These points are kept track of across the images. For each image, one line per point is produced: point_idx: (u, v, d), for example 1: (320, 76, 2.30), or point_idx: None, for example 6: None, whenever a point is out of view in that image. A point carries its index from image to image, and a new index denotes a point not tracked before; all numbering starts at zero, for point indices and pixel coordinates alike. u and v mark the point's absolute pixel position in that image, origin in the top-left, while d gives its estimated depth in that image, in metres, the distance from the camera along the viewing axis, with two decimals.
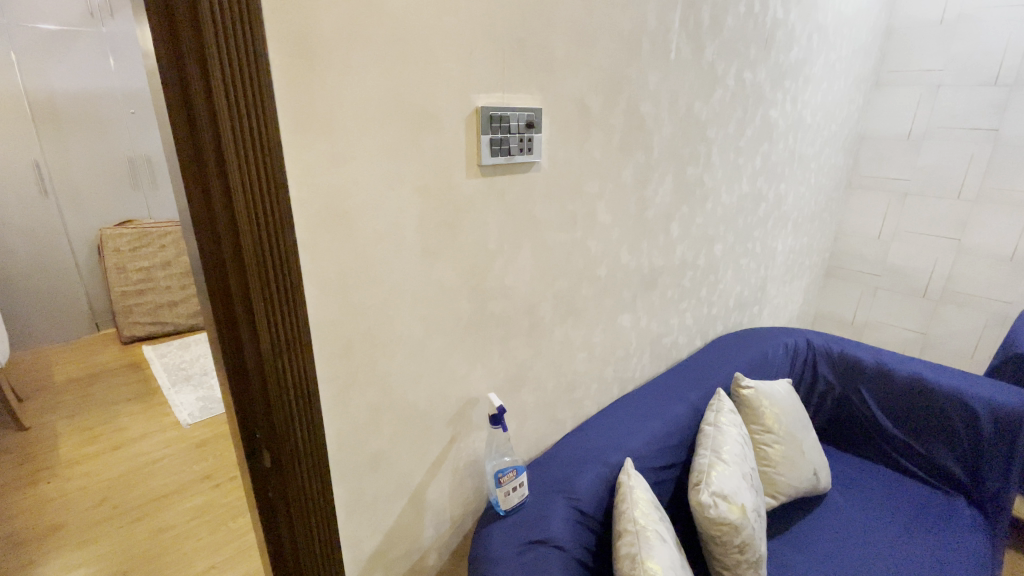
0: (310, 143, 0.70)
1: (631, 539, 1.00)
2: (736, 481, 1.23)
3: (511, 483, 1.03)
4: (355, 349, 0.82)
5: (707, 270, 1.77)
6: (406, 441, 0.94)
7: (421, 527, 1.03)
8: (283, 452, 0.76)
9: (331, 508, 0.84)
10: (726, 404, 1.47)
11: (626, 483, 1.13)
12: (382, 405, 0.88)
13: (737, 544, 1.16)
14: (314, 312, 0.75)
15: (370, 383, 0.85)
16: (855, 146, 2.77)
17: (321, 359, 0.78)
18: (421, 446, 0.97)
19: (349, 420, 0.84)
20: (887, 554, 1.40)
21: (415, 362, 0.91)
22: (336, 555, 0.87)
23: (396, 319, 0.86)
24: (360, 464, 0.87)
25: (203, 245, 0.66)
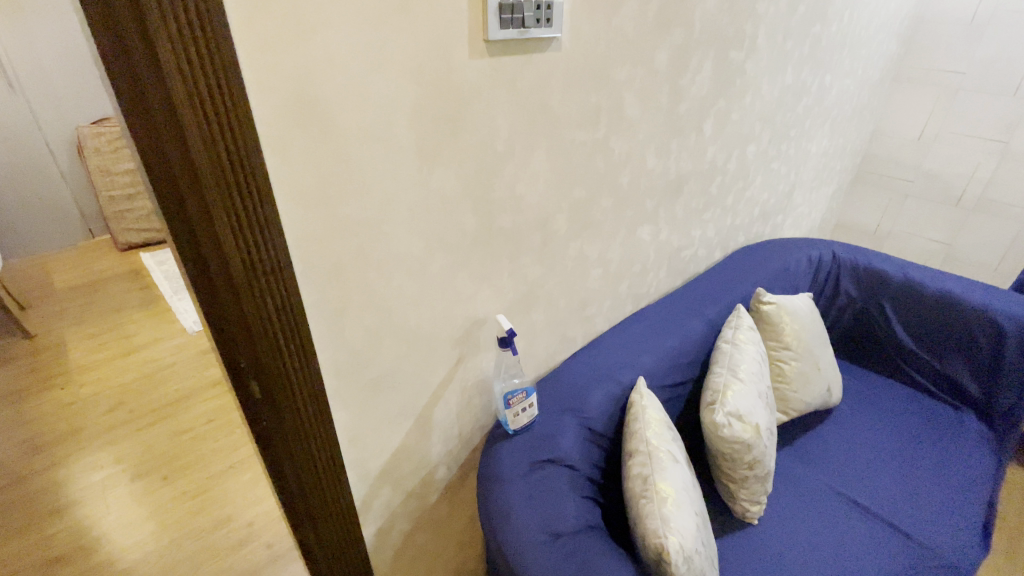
0: (263, 7, 0.53)
1: (643, 460, 0.97)
2: (753, 400, 1.18)
3: (520, 405, 0.98)
4: (346, 270, 0.72)
5: (735, 176, 1.60)
6: (411, 364, 0.87)
7: (429, 445, 1.00)
8: (273, 381, 0.69)
9: (330, 434, 0.79)
10: (745, 321, 1.39)
11: (639, 403, 1.09)
12: (381, 329, 0.80)
13: (747, 461, 1.15)
14: (291, 225, 0.64)
15: (369, 305, 0.77)
16: (911, 31, 2.42)
17: (306, 282, 0.68)
18: (427, 368, 0.91)
19: (345, 347, 0.76)
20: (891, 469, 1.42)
21: (416, 281, 0.81)
22: (341, 476, 0.85)
23: (392, 235, 0.75)
24: (361, 390, 0.82)
25: (135, 136, 0.52)
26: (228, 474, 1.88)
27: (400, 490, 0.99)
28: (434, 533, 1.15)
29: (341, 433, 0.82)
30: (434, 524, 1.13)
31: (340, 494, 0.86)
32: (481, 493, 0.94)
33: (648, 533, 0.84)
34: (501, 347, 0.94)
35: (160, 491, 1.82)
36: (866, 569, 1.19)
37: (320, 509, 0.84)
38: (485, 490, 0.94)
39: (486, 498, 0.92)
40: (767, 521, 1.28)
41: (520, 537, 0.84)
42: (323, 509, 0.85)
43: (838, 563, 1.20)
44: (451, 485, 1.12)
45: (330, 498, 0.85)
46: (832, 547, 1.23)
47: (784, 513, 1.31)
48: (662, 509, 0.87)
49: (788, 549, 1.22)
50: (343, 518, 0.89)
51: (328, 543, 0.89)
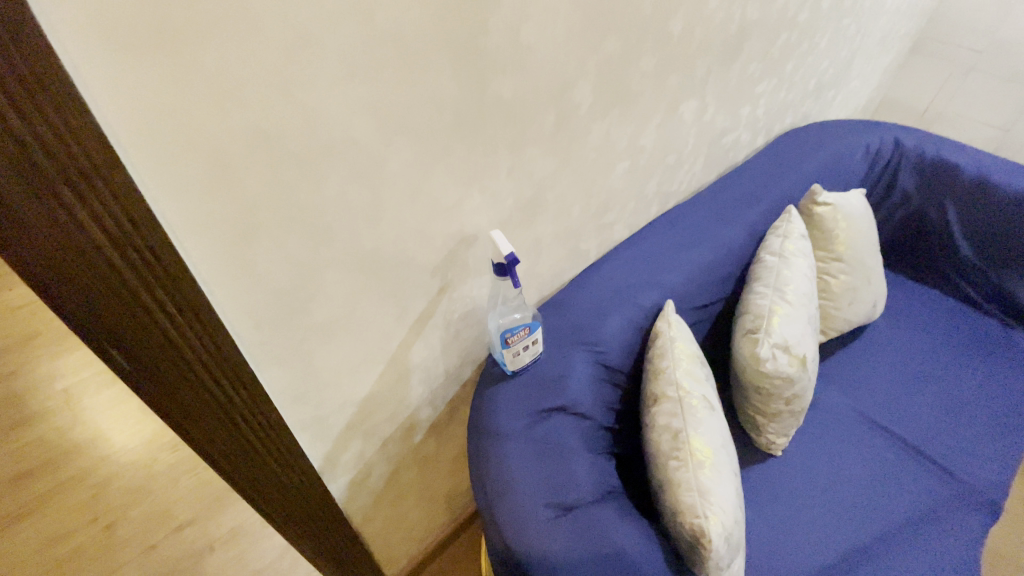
0: None
1: (672, 409, 0.78)
2: (802, 327, 0.98)
3: (520, 344, 0.76)
4: (240, 168, 0.45)
5: (803, 34, 1.23)
6: (371, 302, 0.63)
7: (408, 389, 0.81)
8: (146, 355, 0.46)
9: (259, 404, 0.58)
10: (796, 228, 1.14)
11: (666, 336, 0.88)
12: (317, 258, 0.55)
13: (785, 396, 0.98)
14: (109, 93, 0.36)
15: (289, 222, 0.51)
16: None
17: (166, 191, 0.42)
18: (396, 305, 0.67)
19: (263, 284, 0.52)
20: (929, 391, 1.29)
21: (366, 187, 0.54)
22: (289, 445, 0.65)
23: (317, 111, 0.47)
24: (300, 339, 0.59)
25: None
26: None
27: (373, 438, 0.82)
28: (419, 470, 1.01)
29: (279, 394, 0.61)
30: (421, 461, 0.99)
31: (295, 462, 0.68)
32: (474, 449, 0.76)
33: (681, 506, 0.68)
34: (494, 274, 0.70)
35: (132, 399, 1.69)
36: (896, 504, 1.09)
37: (267, 483, 0.66)
38: (477, 447, 0.75)
39: (478, 456, 0.74)
40: (792, 450, 1.16)
41: (522, 510, 0.67)
42: (273, 481, 0.67)
43: (866, 497, 1.10)
44: (438, 423, 0.96)
45: (280, 470, 0.67)
46: (862, 480, 1.12)
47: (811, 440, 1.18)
48: (697, 476, 0.69)
49: (814, 483, 1.11)
50: (304, 483, 0.72)
51: (288, 508, 0.73)
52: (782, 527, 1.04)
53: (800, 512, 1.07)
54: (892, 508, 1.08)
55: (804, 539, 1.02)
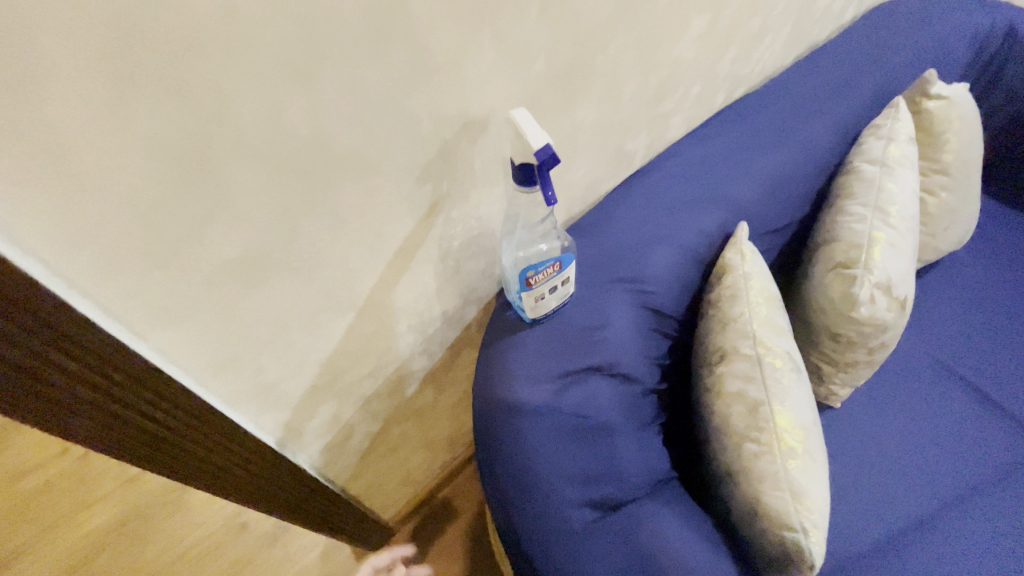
0: None
1: (747, 372, 0.58)
2: (907, 262, 0.75)
3: (546, 287, 0.55)
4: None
5: None
6: (321, 220, 0.41)
7: (396, 336, 0.60)
8: None
9: (128, 370, 0.37)
10: (903, 128, 0.86)
11: (738, 273, 0.66)
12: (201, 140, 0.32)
13: (870, 346, 0.77)
14: None
15: (122, 67, 0.27)
16: None
17: None
18: (364, 225, 0.44)
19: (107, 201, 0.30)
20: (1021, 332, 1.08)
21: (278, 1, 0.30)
22: (211, 422, 0.46)
23: None
24: (207, 283, 0.37)
25: None
26: None
27: (351, 398, 0.63)
28: (414, 423, 0.84)
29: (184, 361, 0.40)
30: (416, 412, 0.82)
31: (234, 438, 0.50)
32: (479, 420, 0.56)
33: (765, 507, 0.50)
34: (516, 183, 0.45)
35: None
36: (974, 462, 0.92)
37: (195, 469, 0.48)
38: (484, 418, 0.55)
39: (486, 431, 0.55)
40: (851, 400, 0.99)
41: (547, 509, 0.49)
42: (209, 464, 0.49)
43: (937, 457, 0.92)
44: (437, 371, 0.77)
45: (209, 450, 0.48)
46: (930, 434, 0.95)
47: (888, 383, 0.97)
48: (786, 468, 0.51)
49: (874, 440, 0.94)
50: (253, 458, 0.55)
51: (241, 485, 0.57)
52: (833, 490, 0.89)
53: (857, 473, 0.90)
54: (966, 471, 0.91)
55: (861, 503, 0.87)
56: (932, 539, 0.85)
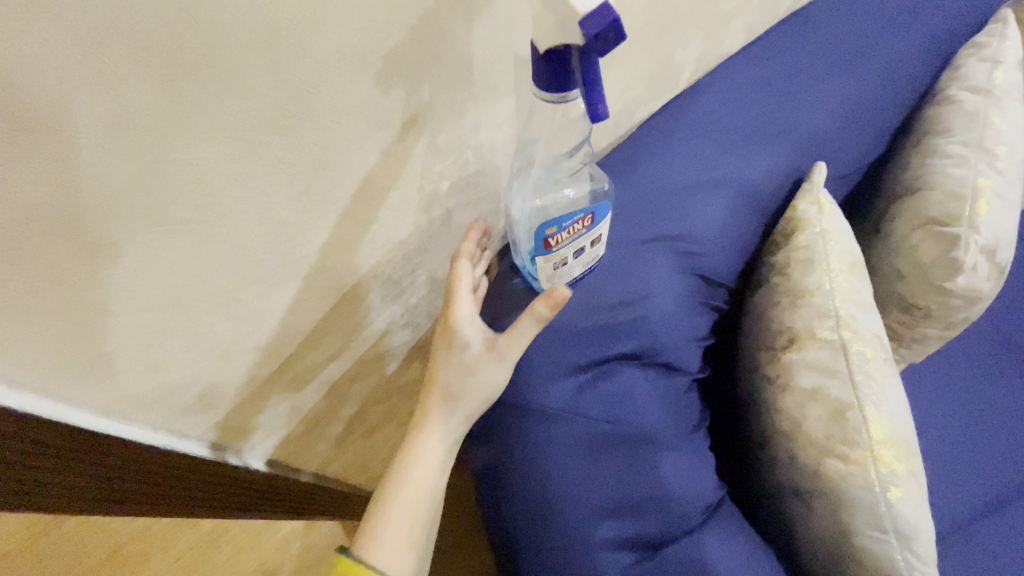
0: None
1: (828, 364, 0.44)
2: (1014, 218, 0.59)
3: (570, 251, 0.41)
4: None
5: None
6: (223, 138, 0.25)
7: (368, 307, 0.46)
8: None
9: None
10: (1010, 49, 0.69)
11: (814, 229, 0.50)
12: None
13: (950, 321, 0.63)
14: None
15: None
16: None
17: None
18: (306, 151, 0.29)
19: None
20: None
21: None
22: (72, 450, 0.30)
23: None
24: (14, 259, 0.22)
25: None
26: None
27: (313, 386, 0.49)
28: (395, 403, 0.71)
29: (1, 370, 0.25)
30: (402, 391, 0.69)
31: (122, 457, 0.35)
32: (479, 427, 0.44)
33: (854, 548, 0.39)
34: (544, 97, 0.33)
35: None
36: None
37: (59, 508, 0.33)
38: (488, 425, 0.43)
39: (489, 440, 0.42)
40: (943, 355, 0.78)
41: (571, 552, 0.38)
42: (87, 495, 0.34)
43: None
44: (425, 344, 0.63)
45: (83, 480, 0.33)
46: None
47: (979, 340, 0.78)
48: (878, 501, 0.39)
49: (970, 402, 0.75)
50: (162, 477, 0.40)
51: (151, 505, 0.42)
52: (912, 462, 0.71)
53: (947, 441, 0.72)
54: None
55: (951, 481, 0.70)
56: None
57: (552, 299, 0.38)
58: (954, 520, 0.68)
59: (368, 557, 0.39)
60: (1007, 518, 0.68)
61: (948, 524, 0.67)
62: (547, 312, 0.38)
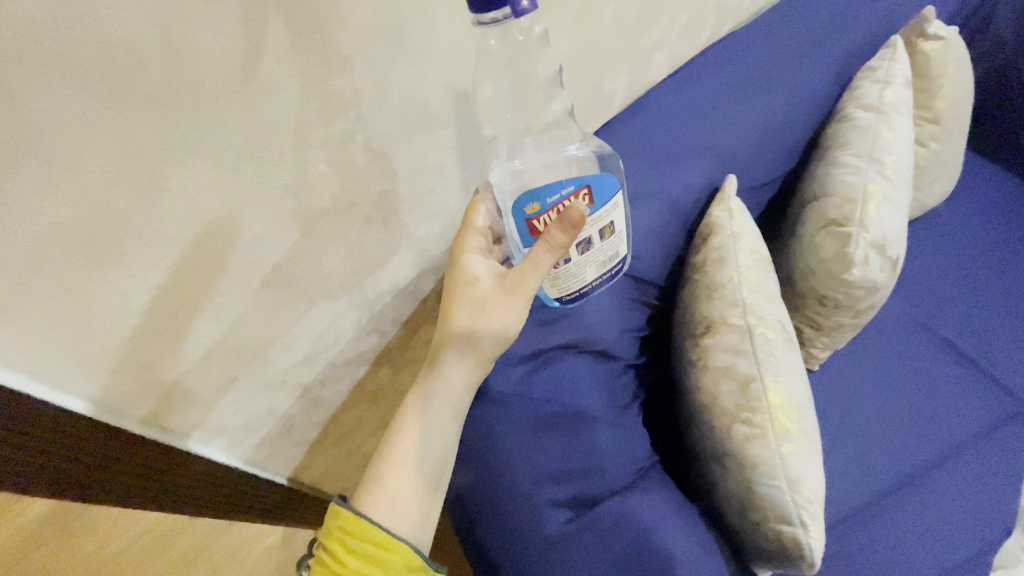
0: None
1: (736, 343, 0.51)
2: (900, 218, 0.69)
3: (574, 246, 0.43)
4: None
5: None
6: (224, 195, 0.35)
7: (334, 313, 0.52)
8: None
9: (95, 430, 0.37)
10: (900, 70, 0.78)
11: (726, 232, 0.58)
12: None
13: (856, 309, 0.72)
14: None
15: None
16: None
17: None
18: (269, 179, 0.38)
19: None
20: (995, 302, 1.05)
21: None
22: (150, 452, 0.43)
23: None
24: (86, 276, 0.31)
25: None
26: None
27: (287, 388, 0.54)
28: (366, 410, 0.75)
29: (1, 358, 0.29)
30: (373, 396, 0.73)
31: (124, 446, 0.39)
32: None
33: (759, 499, 0.46)
34: (482, 26, 0.38)
35: None
36: (939, 430, 0.90)
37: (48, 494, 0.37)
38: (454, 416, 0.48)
39: None
40: (838, 371, 0.93)
41: (515, 513, 0.44)
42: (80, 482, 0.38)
43: (899, 426, 0.89)
44: (391, 350, 0.68)
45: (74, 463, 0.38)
46: (919, 400, 0.92)
47: (858, 352, 0.96)
48: (780, 453, 0.46)
49: (868, 420, 0.89)
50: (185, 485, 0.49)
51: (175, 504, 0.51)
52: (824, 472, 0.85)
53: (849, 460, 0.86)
54: (926, 440, 0.88)
55: (852, 489, 0.84)
56: (895, 512, 0.82)
57: (569, 223, 0.40)
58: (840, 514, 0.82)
59: (368, 511, 0.41)
60: (879, 509, 0.83)
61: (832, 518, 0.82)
62: (563, 235, 0.40)
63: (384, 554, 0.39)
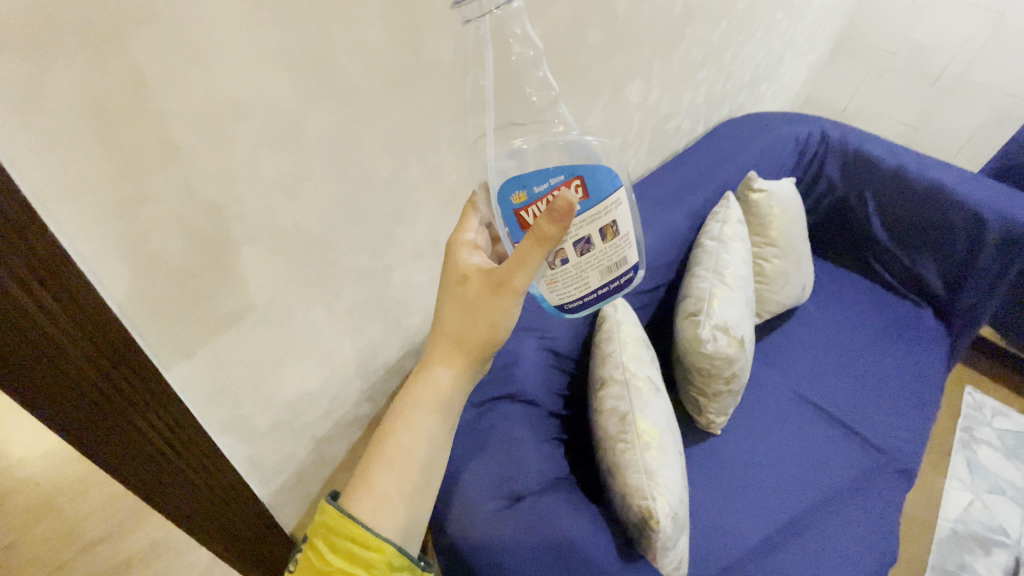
0: None
1: (618, 392, 0.77)
2: (740, 309, 1.00)
3: (573, 244, 0.55)
4: (149, 191, 0.41)
5: (740, 24, 1.25)
6: (312, 321, 0.63)
7: (344, 380, 0.75)
8: (128, 451, 0.51)
9: (216, 466, 0.62)
10: (734, 213, 1.15)
11: (612, 319, 0.86)
12: (233, 256, 0.50)
13: (725, 376, 1.00)
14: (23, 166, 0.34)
15: (186, 210, 0.44)
16: None
17: (95, 250, 0.40)
18: (328, 304, 0.64)
19: (172, 315, 0.48)
20: (859, 376, 1.34)
21: (283, 164, 0.49)
22: (235, 483, 0.67)
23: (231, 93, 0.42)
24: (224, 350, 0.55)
25: None
26: None
27: (306, 439, 0.76)
28: None
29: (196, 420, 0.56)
30: None
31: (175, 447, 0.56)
32: None
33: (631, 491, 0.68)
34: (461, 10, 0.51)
35: None
36: (821, 481, 1.13)
37: (155, 495, 0.57)
38: None
39: None
40: (735, 438, 1.18)
41: (468, 506, 0.65)
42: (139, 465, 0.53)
43: (790, 480, 1.12)
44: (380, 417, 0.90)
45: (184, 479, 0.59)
46: (803, 453, 1.17)
47: (752, 420, 1.22)
48: (644, 457, 0.70)
49: (765, 475, 1.12)
50: (240, 514, 0.72)
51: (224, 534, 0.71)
52: (733, 520, 1.05)
53: (750, 509, 1.07)
54: (812, 489, 1.11)
55: (756, 532, 1.04)
56: (791, 550, 1.02)
57: (552, 213, 0.50)
58: (748, 552, 1.01)
59: (352, 510, 0.56)
60: (778, 548, 1.02)
61: (742, 557, 1.01)
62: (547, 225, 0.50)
63: (366, 549, 0.54)
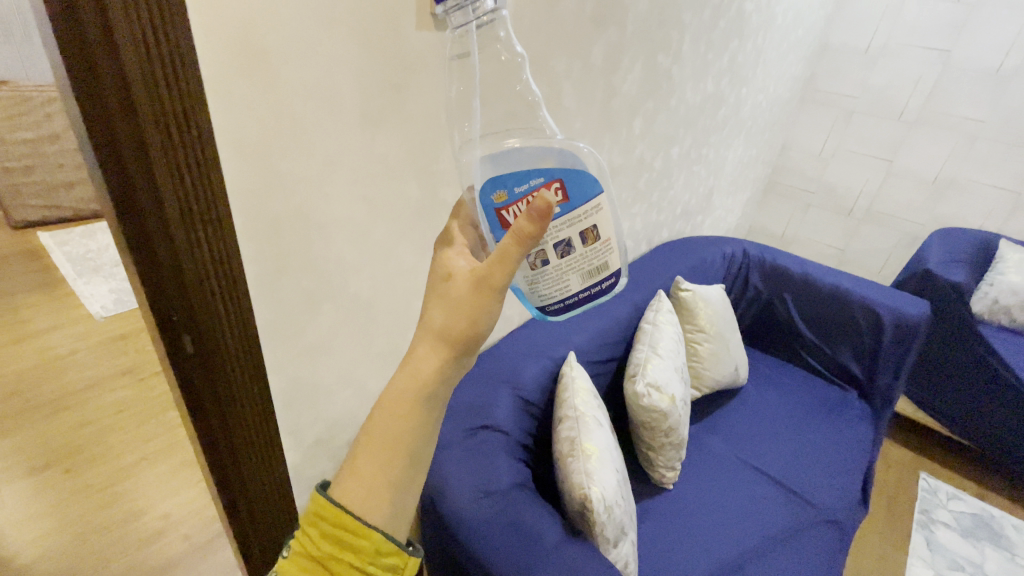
0: (235, 75, 0.58)
1: (570, 424, 1.04)
2: (670, 374, 1.29)
3: (551, 241, 0.75)
4: (289, 270, 0.75)
5: (661, 174, 1.73)
6: (352, 363, 0.93)
7: (366, 414, 1.02)
8: (236, 442, 0.78)
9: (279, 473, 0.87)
10: (665, 305, 1.49)
11: (567, 373, 1.15)
12: (321, 317, 0.83)
13: (664, 428, 1.25)
14: (249, 263, 0.69)
15: (306, 288, 0.79)
16: (812, 71, 2.85)
17: (261, 306, 0.73)
18: (363, 351, 0.94)
19: (279, 346, 0.79)
20: (792, 444, 1.58)
21: (352, 260, 0.85)
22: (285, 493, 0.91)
23: (334, 221, 0.78)
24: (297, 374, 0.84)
25: (107, 176, 0.53)
26: (140, 464, 1.78)
27: (334, 460, 1.01)
28: None
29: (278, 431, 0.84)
30: None
31: (256, 436, 0.81)
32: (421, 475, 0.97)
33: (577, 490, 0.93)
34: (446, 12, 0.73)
35: (65, 482, 1.71)
36: (760, 530, 1.31)
37: (239, 487, 0.82)
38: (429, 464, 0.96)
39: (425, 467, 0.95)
40: (685, 495, 1.38)
41: (456, 500, 0.89)
42: (232, 446, 0.78)
43: (733, 529, 1.31)
44: None
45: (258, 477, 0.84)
46: (744, 507, 1.37)
47: (700, 481, 1.43)
48: (586, 465, 0.95)
49: (710, 525, 1.31)
50: (283, 524, 0.93)
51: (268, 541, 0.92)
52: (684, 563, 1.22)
53: (699, 553, 1.25)
54: (752, 537, 1.30)
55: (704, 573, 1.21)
56: None
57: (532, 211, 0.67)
58: None
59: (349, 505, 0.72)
60: None
61: None
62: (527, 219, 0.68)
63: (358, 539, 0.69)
